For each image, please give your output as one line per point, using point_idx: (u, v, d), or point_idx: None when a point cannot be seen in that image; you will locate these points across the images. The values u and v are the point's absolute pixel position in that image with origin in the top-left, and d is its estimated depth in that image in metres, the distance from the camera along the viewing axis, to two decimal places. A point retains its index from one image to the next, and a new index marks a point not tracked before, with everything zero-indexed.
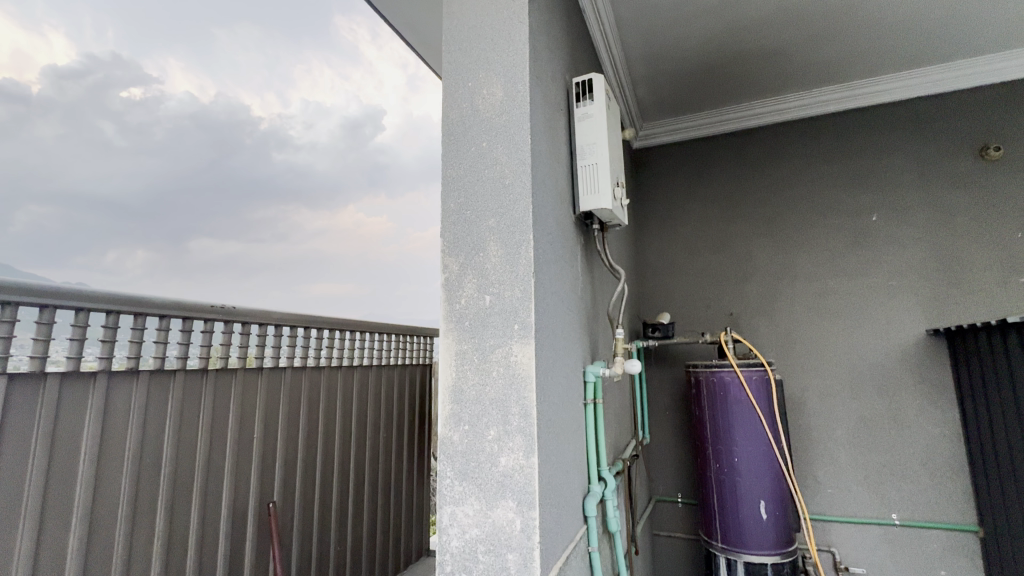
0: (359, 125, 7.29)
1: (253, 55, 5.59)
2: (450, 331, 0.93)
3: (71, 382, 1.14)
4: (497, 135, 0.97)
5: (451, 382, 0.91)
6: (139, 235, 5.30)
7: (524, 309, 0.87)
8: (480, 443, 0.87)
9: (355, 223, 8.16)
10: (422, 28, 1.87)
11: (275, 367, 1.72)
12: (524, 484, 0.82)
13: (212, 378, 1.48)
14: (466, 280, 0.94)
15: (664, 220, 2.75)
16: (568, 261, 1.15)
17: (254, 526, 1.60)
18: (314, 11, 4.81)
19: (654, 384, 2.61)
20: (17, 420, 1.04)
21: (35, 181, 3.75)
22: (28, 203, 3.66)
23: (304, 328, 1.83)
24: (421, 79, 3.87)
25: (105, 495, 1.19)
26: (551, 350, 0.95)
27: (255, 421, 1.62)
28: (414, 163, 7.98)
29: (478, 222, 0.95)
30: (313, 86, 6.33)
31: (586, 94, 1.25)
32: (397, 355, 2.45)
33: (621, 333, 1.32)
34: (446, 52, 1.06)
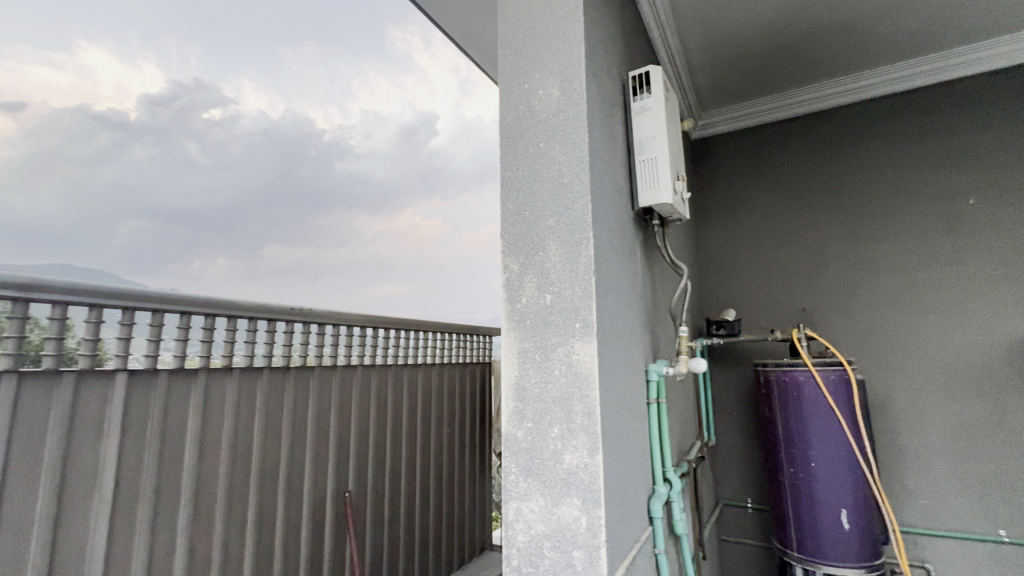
0: (413, 131, 8.04)
1: (317, 71, 6.30)
2: (512, 330, 0.95)
3: (178, 378, 1.28)
4: (555, 134, 0.97)
5: (513, 379, 0.93)
6: (220, 245, 6.74)
7: (585, 307, 0.88)
8: (544, 441, 0.88)
9: (412, 225, 9.00)
10: (476, 35, 1.92)
11: (348, 365, 1.84)
12: (589, 482, 0.82)
13: (293, 375, 1.61)
14: (526, 280, 0.95)
15: (726, 212, 2.63)
16: (628, 259, 1.13)
17: (333, 513, 1.71)
18: (369, 22, 5.09)
19: (720, 384, 2.50)
20: (135, 411, 1.18)
21: (132, 199, 5.12)
22: (125, 218, 5.04)
23: (372, 327, 1.95)
24: (472, 84, 3.97)
25: (206, 479, 1.33)
26: (613, 349, 0.94)
27: (331, 415, 1.74)
28: (466, 166, 8.51)
29: (538, 222, 0.96)
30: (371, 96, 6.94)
31: (643, 87, 1.23)
32: (457, 352, 2.53)
33: (685, 331, 1.28)
34: (501, 56, 1.08)
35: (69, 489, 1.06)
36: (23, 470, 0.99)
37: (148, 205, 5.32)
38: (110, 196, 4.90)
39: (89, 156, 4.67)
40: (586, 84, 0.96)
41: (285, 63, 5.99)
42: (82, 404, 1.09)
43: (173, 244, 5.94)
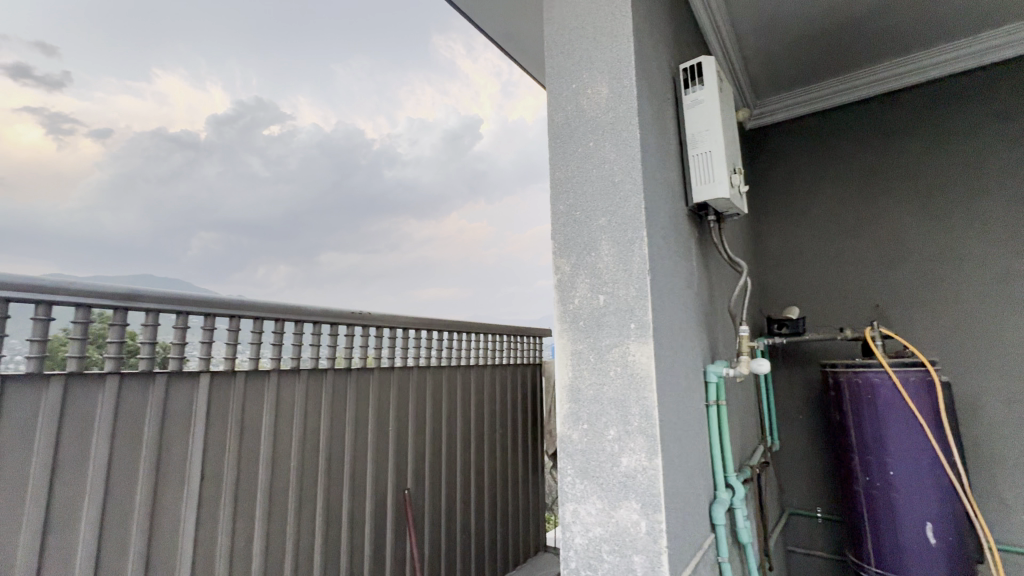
0: (458, 137, 8.11)
1: (366, 83, 6.55)
2: (565, 331, 0.95)
3: (253, 379, 1.38)
4: (605, 133, 0.96)
5: (568, 381, 0.93)
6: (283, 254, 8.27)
7: (640, 307, 0.86)
8: (600, 443, 0.87)
9: (458, 230, 9.48)
10: (521, 38, 1.93)
11: (404, 366, 1.90)
12: (649, 486, 0.81)
13: (354, 376, 1.68)
14: (578, 281, 0.94)
15: (785, 206, 2.50)
16: (683, 257, 1.10)
17: (393, 510, 1.77)
18: (414, 32, 5.20)
19: (783, 385, 2.37)
20: (216, 409, 1.28)
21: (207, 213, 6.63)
22: (199, 231, 6.49)
23: (425, 330, 2.00)
24: (515, 86, 4.00)
25: (279, 474, 1.41)
26: (670, 351, 0.92)
27: (390, 414, 1.81)
28: (509, 168, 8.51)
29: (590, 222, 0.95)
30: (417, 104, 7.02)
31: (695, 79, 1.19)
32: (508, 353, 2.55)
33: (746, 331, 1.22)
34: (548, 57, 1.08)
35: (163, 480, 1.16)
36: (124, 462, 1.10)
37: (216, 217, 6.79)
38: (179, 208, 6.19)
39: (167, 177, 6.05)
40: (636, 80, 0.94)
41: (336, 78, 6.34)
42: (171, 403, 1.19)
43: (239, 253, 7.41)
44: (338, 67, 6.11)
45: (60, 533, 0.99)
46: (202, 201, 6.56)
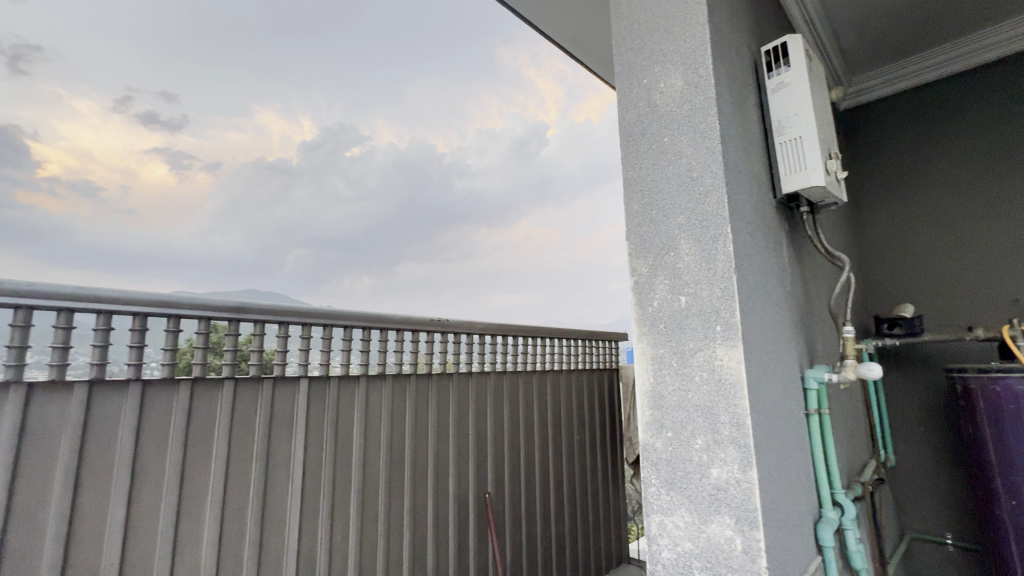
0: (525, 143, 8.28)
1: (436, 100, 6.87)
2: (644, 335, 0.91)
3: (345, 384, 1.48)
4: (680, 127, 0.92)
5: (649, 387, 0.89)
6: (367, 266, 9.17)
7: (727, 308, 0.81)
8: (687, 452, 0.83)
9: (527, 236, 9.57)
10: (588, 41, 1.92)
11: (481, 372, 1.94)
12: (743, 501, 0.75)
13: (434, 381, 1.75)
14: (657, 282, 0.91)
15: (890, 191, 2.24)
16: (774, 252, 1.02)
17: (475, 512, 1.80)
18: (480, 43, 5.31)
19: (897, 392, 2.11)
20: (314, 410, 1.39)
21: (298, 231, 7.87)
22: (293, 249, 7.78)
23: (501, 335, 2.03)
24: (581, 88, 3.98)
25: (370, 472, 1.50)
26: (762, 354, 0.85)
27: (469, 418, 1.85)
28: (577, 171, 8.44)
29: (667, 220, 0.91)
30: (484, 116, 7.22)
31: (780, 60, 1.10)
32: (583, 359, 2.51)
33: (851, 332, 1.10)
34: (617, 55, 1.06)
35: (272, 474, 1.28)
36: (240, 457, 1.23)
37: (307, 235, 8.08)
38: (279, 228, 7.54)
39: (270, 200, 7.37)
40: (715, 67, 0.89)
41: (408, 98, 6.80)
42: (277, 405, 1.32)
43: (328, 266, 8.60)
44: (410, 85, 6.55)
45: (191, 517, 1.13)
46: (295, 221, 7.84)
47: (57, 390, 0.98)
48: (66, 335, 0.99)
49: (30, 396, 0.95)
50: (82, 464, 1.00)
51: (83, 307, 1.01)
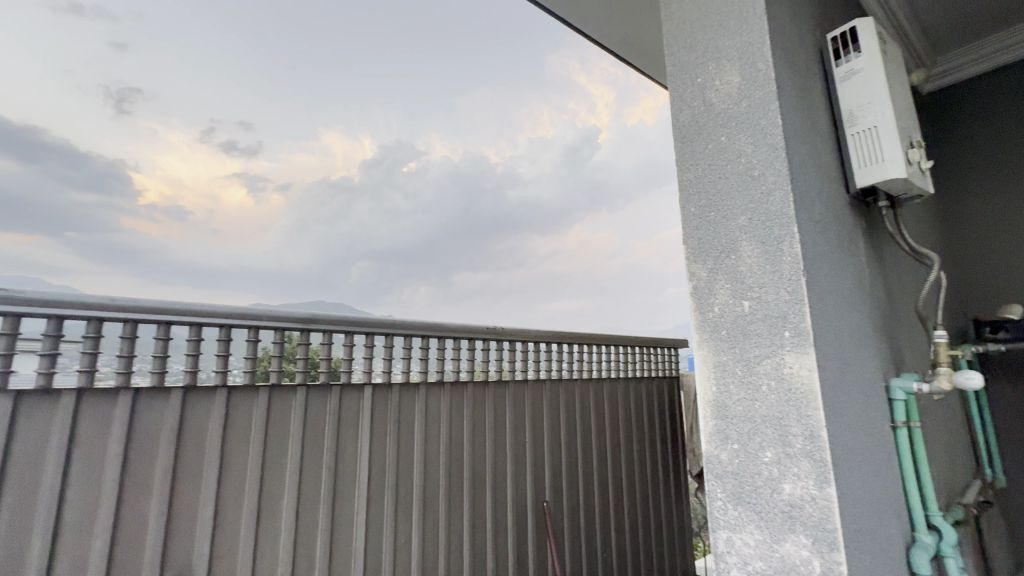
0: (577, 149, 8.12)
1: (487, 112, 7.00)
2: (705, 342, 0.88)
3: (406, 391, 1.53)
4: (737, 124, 0.88)
5: (711, 397, 0.86)
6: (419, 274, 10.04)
7: (795, 313, 0.76)
8: (755, 465, 0.78)
9: (581, 241, 9.29)
10: (639, 42, 1.90)
11: (537, 379, 1.94)
12: (820, 519, 0.70)
13: (491, 388, 1.77)
14: (717, 286, 0.87)
15: (993, 176, 1.99)
16: (849, 251, 0.95)
17: (534, 520, 1.80)
18: (528, 50, 5.30)
19: (1004, 404, 1.88)
20: (378, 416, 1.46)
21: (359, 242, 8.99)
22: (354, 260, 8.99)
23: (556, 343, 2.01)
24: (632, 91, 3.91)
25: (431, 477, 1.55)
26: (839, 362, 0.79)
27: (526, 426, 1.85)
28: (631, 174, 7.93)
29: (727, 222, 0.88)
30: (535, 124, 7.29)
31: (848, 47, 1.03)
32: (641, 366, 2.44)
33: (943, 337, 1.00)
34: (668, 55, 1.04)
35: (341, 476, 1.35)
36: (311, 459, 1.31)
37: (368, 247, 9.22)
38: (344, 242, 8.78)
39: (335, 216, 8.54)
40: (775, 59, 0.85)
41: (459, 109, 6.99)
42: (344, 410, 1.39)
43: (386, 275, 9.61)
44: (461, 97, 6.73)
45: (270, 513, 1.22)
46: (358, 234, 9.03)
47: (157, 394, 1.10)
48: (164, 344, 1.11)
49: (136, 399, 1.07)
50: (178, 461, 1.10)
51: (178, 320, 1.13)
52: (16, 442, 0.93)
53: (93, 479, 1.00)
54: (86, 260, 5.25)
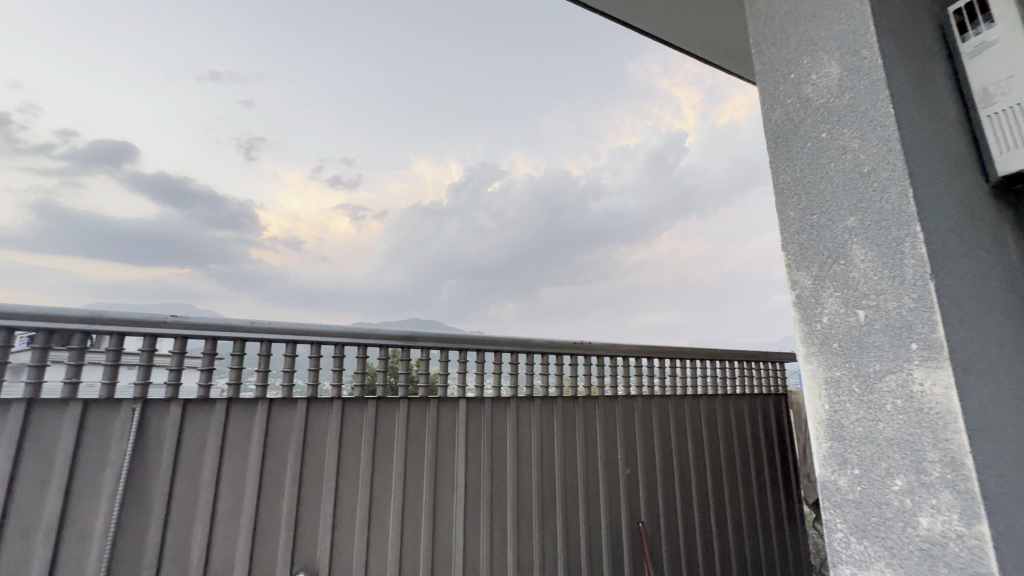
0: (663, 155, 7.37)
1: (568, 125, 6.94)
2: (814, 356, 0.81)
3: (496, 406, 1.58)
4: (840, 119, 0.82)
5: (824, 416, 0.79)
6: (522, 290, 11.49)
7: (922, 323, 0.67)
8: (882, 495, 0.70)
9: (671, 250, 8.39)
10: (729, 39, 1.79)
11: (628, 395, 1.88)
12: (968, 561, 0.60)
13: (580, 403, 1.76)
14: (825, 296, 0.80)
15: None
16: (993, 251, 0.82)
17: (630, 542, 1.72)
18: (606, 55, 5.02)
19: None
20: (472, 429, 1.52)
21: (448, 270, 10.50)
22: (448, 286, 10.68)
23: (647, 358, 1.94)
24: (720, 89, 3.71)
25: (524, 491, 1.57)
26: (988, 380, 0.69)
27: (617, 443, 1.81)
28: (724, 177, 6.93)
29: (833, 225, 0.81)
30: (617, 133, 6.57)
31: (978, 19, 0.90)
32: (741, 383, 2.26)
33: None
34: (757, 54, 1.00)
35: (440, 486, 1.43)
36: (413, 468, 1.40)
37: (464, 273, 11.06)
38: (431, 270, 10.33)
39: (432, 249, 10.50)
40: (884, 43, 0.77)
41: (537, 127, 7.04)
42: (441, 422, 1.47)
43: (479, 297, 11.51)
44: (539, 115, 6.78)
45: (377, 518, 1.33)
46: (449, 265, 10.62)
47: (285, 404, 1.28)
48: (289, 360, 1.28)
49: (269, 408, 1.26)
50: (302, 465, 1.27)
51: (300, 339, 1.29)
52: (184, 442, 1.16)
53: (238, 475, 1.19)
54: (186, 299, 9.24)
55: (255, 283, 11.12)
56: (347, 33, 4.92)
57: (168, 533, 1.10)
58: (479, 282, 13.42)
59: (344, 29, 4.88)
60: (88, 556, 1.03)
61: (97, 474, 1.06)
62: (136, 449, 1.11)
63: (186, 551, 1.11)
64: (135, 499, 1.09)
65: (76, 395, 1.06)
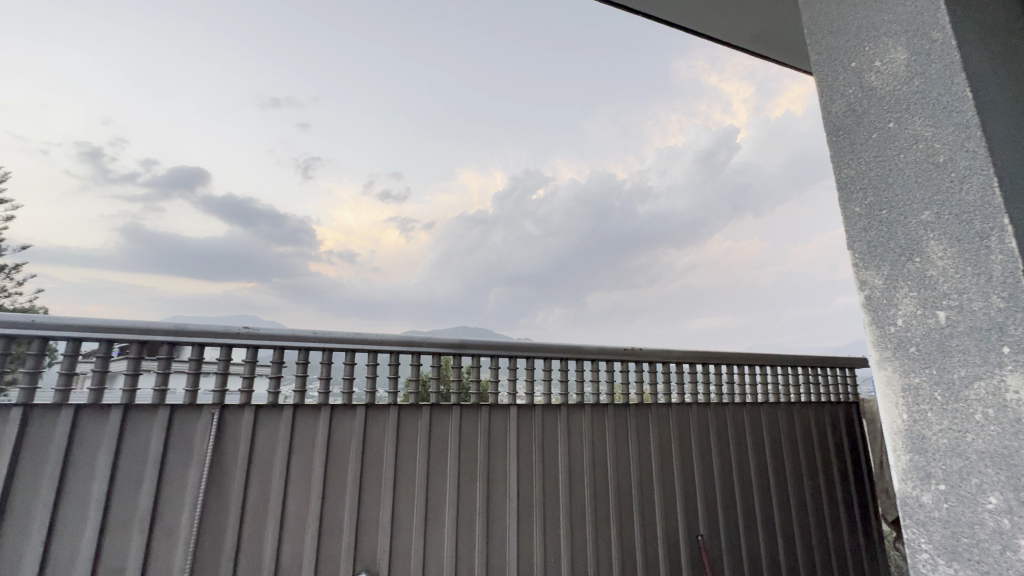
0: (713, 153, 7.08)
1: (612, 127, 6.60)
2: (887, 361, 0.76)
3: (546, 412, 1.59)
4: (909, 107, 0.77)
5: (902, 426, 0.73)
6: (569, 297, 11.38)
7: (1014, 324, 0.61)
8: (975, 514, 0.64)
9: (724, 251, 8.06)
10: (782, 29, 1.71)
11: (682, 402, 1.82)
12: None
13: (633, 411, 1.73)
14: (898, 295, 0.75)
15: None
16: None
17: (688, 555, 1.66)
18: (648, 54, 4.89)
19: None
20: (523, 436, 1.54)
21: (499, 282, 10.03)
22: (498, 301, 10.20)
23: (701, 364, 1.88)
24: (773, 82, 3.54)
25: (578, 501, 1.55)
26: None
27: (673, 452, 1.75)
28: (781, 173, 6.55)
29: (904, 220, 0.76)
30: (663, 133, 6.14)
31: None
32: (806, 391, 2.12)
33: None
34: (813, 44, 0.95)
35: (493, 492, 1.45)
36: (466, 475, 1.43)
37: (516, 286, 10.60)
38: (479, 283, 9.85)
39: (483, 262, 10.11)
40: (958, 21, 0.72)
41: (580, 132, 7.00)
42: (492, 429, 1.50)
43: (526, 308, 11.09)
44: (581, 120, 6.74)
45: (434, 523, 1.36)
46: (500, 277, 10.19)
47: (346, 410, 1.34)
48: (349, 368, 1.34)
49: (332, 414, 1.33)
50: (362, 469, 1.32)
51: (358, 348, 1.35)
52: (256, 445, 1.24)
53: (304, 477, 1.26)
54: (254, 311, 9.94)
55: (314, 294, 11.75)
56: (391, 53, 5.13)
57: (243, 532, 1.18)
58: (526, 289, 13.53)
59: (389, 48, 5.07)
60: (174, 549, 1.12)
61: (181, 474, 1.16)
62: (214, 452, 1.20)
63: (259, 549, 1.18)
64: (214, 498, 1.18)
65: (164, 401, 1.18)
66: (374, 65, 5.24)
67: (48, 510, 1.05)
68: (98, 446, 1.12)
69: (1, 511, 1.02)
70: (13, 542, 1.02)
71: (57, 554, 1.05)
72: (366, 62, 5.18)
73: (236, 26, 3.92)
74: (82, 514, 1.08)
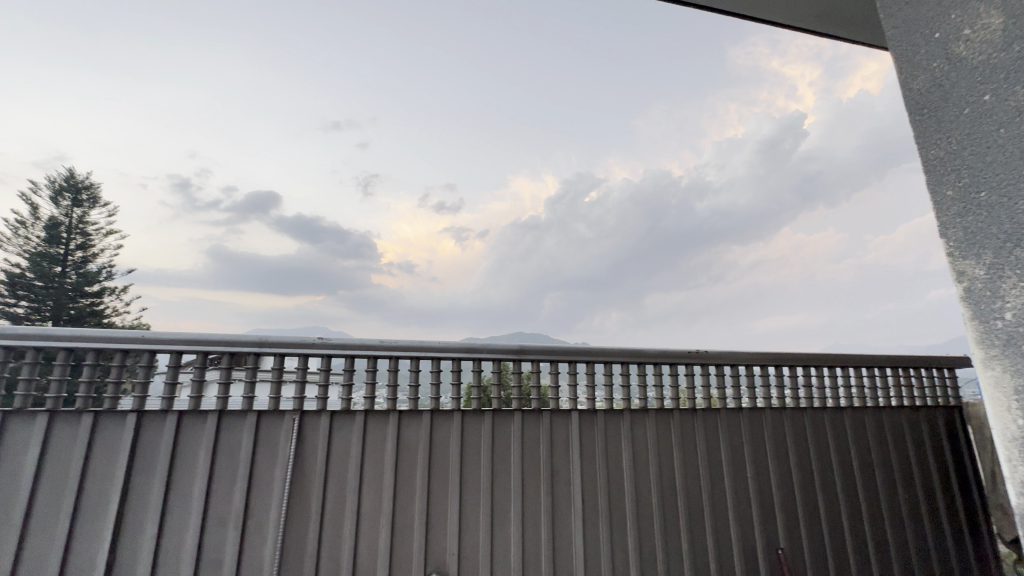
0: (777, 142, 6.75)
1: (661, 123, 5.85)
2: (995, 359, 0.68)
3: (609, 417, 1.57)
4: (1007, 77, 0.69)
5: (1015, 431, 0.65)
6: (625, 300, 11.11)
7: None
8: None
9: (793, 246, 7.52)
10: (852, 6, 1.60)
11: (754, 407, 1.73)
12: None
13: (700, 417, 1.66)
14: (1004, 287, 0.67)
15: None
16: None
17: (768, 571, 1.56)
18: (700, 44, 4.67)
19: None
20: (586, 441, 1.52)
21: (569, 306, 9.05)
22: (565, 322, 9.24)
23: (774, 367, 1.77)
24: (841, 60, 3.27)
25: (644, 509, 1.51)
26: None
27: (746, 459, 1.66)
28: (855, 158, 6.01)
29: (1008, 203, 0.68)
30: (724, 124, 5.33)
31: None
32: (897, 395, 1.93)
33: None
34: (888, 19, 0.88)
35: (557, 499, 1.44)
36: (530, 480, 1.44)
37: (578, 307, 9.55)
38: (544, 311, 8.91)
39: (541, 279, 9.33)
40: None
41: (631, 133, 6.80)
42: (554, 435, 1.50)
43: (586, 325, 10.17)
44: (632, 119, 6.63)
45: (500, 528, 1.37)
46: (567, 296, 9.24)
47: (413, 415, 1.40)
48: (414, 374, 1.39)
49: (400, 419, 1.38)
50: (429, 473, 1.36)
51: (423, 355, 1.40)
52: (333, 449, 1.32)
53: (377, 480, 1.32)
54: (323, 321, 10.64)
55: (376, 305, 12.35)
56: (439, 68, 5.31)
57: (323, 530, 1.25)
58: (581, 293, 13.40)
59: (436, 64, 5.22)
60: (264, 544, 1.21)
61: (268, 475, 1.26)
62: (297, 455, 1.29)
63: (338, 548, 1.25)
64: (298, 497, 1.26)
65: (252, 407, 1.29)
66: (426, 82, 5.48)
67: (159, 504, 1.18)
68: (198, 448, 1.24)
69: (125, 504, 1.17)
70: (132, 531, 1.16)
71: (168, 544, 1.17)
72: (418, 81, 5.43)
73: (296, 47, 4.37)
74: (186, 510, 1.20)
